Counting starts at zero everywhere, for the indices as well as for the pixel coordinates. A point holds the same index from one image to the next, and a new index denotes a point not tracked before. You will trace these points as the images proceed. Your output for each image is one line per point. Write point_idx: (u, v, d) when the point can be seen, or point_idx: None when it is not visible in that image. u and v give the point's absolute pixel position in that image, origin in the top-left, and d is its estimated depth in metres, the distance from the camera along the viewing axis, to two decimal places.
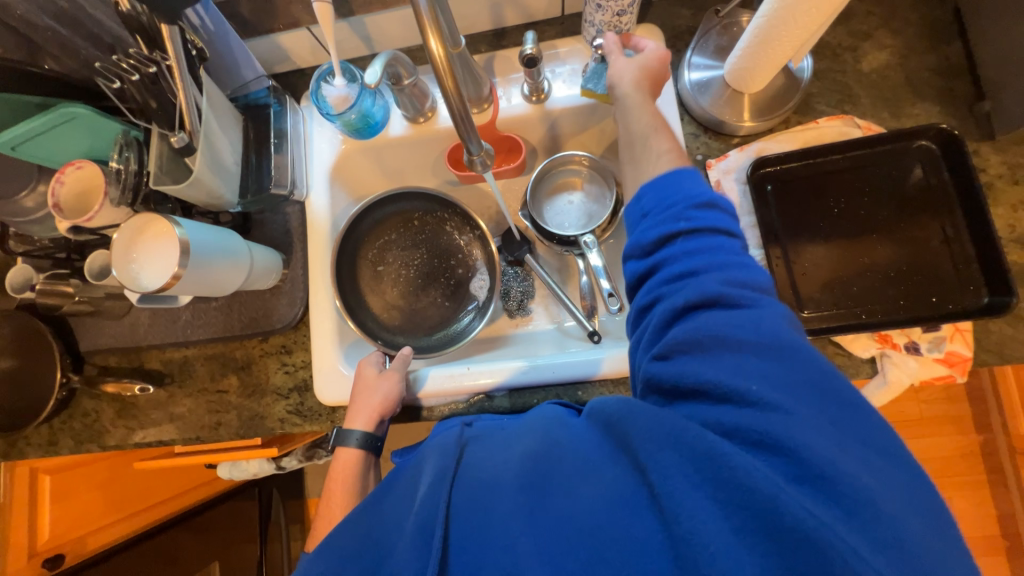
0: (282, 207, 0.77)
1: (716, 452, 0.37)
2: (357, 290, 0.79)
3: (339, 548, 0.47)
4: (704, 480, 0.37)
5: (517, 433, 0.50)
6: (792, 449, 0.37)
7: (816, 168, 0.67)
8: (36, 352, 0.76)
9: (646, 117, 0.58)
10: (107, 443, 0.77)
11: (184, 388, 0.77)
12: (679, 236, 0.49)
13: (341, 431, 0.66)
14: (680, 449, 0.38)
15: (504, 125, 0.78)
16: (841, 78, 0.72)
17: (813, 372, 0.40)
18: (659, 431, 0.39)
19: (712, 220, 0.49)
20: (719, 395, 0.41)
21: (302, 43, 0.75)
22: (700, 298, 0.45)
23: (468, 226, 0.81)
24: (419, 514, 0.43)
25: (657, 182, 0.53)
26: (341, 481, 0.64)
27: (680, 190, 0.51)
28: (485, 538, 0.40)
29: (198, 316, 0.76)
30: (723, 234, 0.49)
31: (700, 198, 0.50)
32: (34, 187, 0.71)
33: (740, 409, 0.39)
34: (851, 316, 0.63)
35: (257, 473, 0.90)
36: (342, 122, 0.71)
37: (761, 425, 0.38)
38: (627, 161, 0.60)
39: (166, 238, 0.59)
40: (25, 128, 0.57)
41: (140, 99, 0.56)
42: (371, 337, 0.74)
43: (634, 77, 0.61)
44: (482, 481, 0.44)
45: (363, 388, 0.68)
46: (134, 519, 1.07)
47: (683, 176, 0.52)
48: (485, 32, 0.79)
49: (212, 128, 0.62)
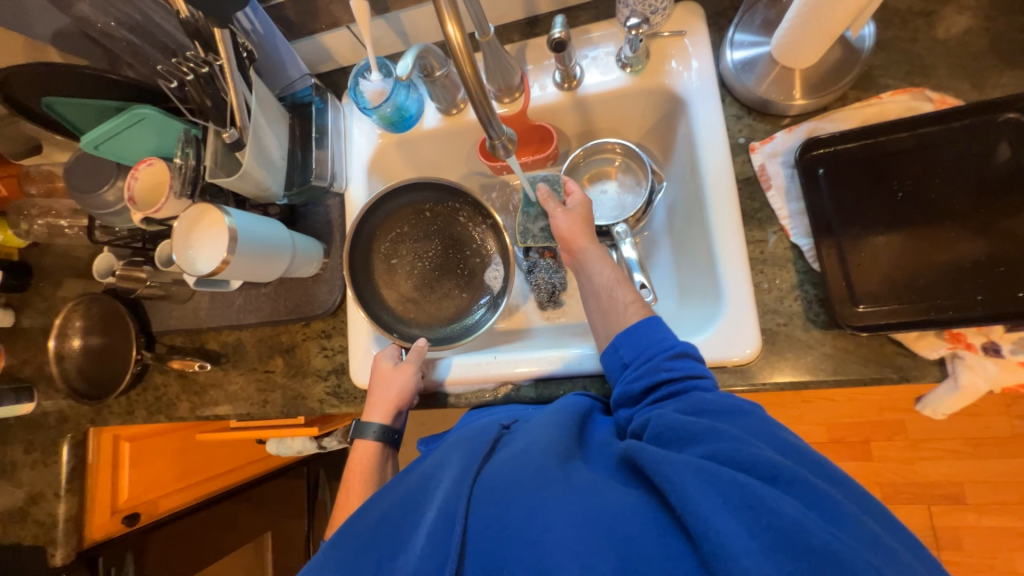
0: (324, 199, 0.82)
1: (740, 484, 0.38)
2: (373, 283, 0.79)
3: (354, 539, 0.47)
4: (731, 505, 0.37)
5: (528, 439, 0.49)
6: (801, 483, 0.38)
7: (873, 149, 0.61)
8: (119, 330, 0.86)
9: (608, 270, 0.66)
10: (173, 414, 0.86)
11: (237, 367, 0.84)
12: (663, 385, 0.53)
13: (359, 424, 0.69)
14: (705, 477, 0.39)
15: (535, 114, 0.77)
16: (910, 47, 0.65)
17: (790, 436, 0.45)
18: (680, 463, 0.40)
19: (693, 366, 0.54)
20: (730, 440, 0.42)
21: (342, 42, 0.78)
22: (690, 407, 0.49)
23: (480, 215, 0.80)
24: (441, 508, 0.43)
25: (630, 333, 0.58)
26: (362, 464, 0.67)
27: (654, 344, 0.57)
28: (505, 539, 0.40)
29: (249, 301, 0.82)
30: (703, 379, 0.53)
31: (673, 348, 0.56)
32: (112, 182, 0.73)
33: (750, 447, 0.41)
34: (914, 313, 0.57)
35: (301, 450, 0.95)
36: (378, 115, 0.74)
37: (767, 461, 0.40)
38: (595, 309, 0.66)
39: (218, 227, 0.64)
40: (105, 129, 0.65)
41: (198, 99, 0.63)
42: (385, 330, 0.74)
43: (576, 232, 0.69)
44: (499, 484, 0.44)
45: (378, 382, 0.69)
46: (195, 487, 1.17)
47: (650, 327, 0.58)
48: (518, 21, 0.78)
49: (260, 124, 0.67)
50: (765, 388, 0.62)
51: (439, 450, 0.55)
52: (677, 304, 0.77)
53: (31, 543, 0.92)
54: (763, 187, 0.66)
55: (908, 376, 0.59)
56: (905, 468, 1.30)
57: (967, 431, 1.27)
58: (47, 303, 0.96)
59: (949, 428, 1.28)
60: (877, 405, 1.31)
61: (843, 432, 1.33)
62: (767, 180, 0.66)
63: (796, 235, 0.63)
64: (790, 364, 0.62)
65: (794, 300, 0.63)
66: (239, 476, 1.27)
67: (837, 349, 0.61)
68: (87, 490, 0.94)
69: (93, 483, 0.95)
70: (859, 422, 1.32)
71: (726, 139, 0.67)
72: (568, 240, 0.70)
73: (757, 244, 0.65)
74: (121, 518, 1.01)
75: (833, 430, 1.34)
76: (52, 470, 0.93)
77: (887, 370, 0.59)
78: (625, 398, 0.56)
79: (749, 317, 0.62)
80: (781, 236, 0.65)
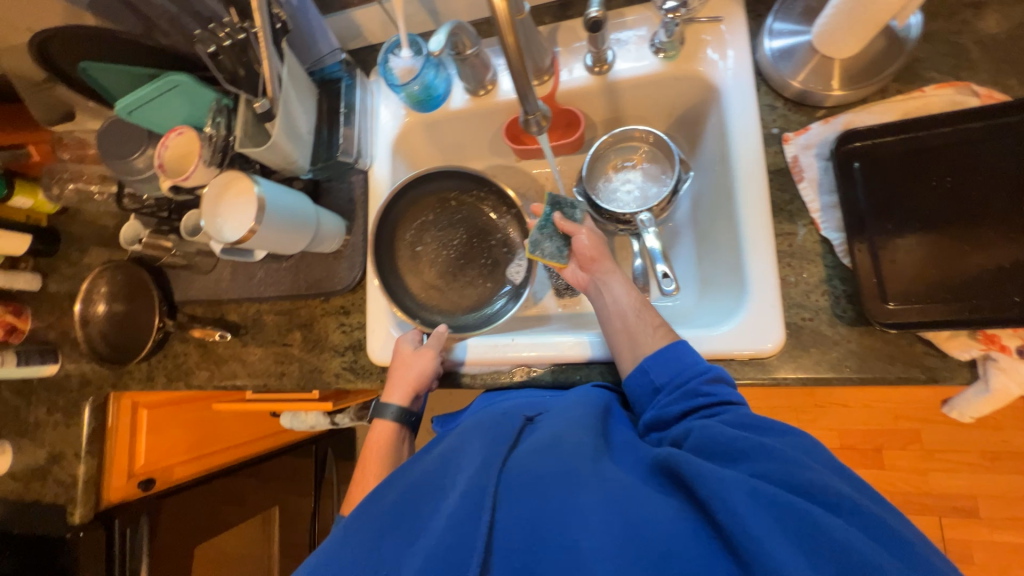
0: (348, 175, 0.82)
1: (800, 511, 0.37)
2: (397, 271, 0.79)
3: (374, 518, 0.47)
4: (788, 530, 0.36)
5: (552, 434, 0.49)
6: (852, 507, 0.38)
7: (913, 143, 0.59)
8: (142, 298, 0.87)
9: (631, 293, 0.66)
10: (191, 382, 0.87)
11: (256, 338, 0.84)
12: (701, 408, 0.53)
13: (378, 403, 0.70)
14: (757, 498, 0.38)
15: (564, 97, 0.76)
16: (957, 39, 0.63)
17: (830, 456, 0.45)
18: (729, 479, 0.39)
19: (731, 392, 0.54)
20: (779, 461, 0.42)
21: (373, 18, 0.78)
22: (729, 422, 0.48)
23: (505, 205, 0.81)
24: (465, 493, 0.43)
25: (661, 355, 0.59)
26: (382, 441, 0.68)
27: (688, 367, 0.57)
28: (536, 538, 0.40)
29: (270, 275, 0.83)
30: (741, 405, 0.52)
31: (709, 372, 0.55)
32: (143, 149, 0.74)
33: (803, 470, 0.41)
34: (947, 312, 0.55)
35: (314, 425, 0.97)
36: (406, 93, 0.73)
37: (819, 486, 0.39)
38: (615, 332, 0.65)
39: (246, 196, 0.65)
40: (139, 95, 0.66)
41: (231, 69, 0.64)
42: (409, 316, 0.75)
43: (598, 252, 0.70)
44: (531, 480, 0.44)
45: (397, 366, 0.70)
46: (198, 461, 1.17)
47: (680, 350, 0.58)
48: (550, 2, 0.77)
49: (290, 96, 0.68)
50: (786, 382, 0.62)
51: (455, 433, 0.56)
52: (697, 297, 0.76)
53: (52, 500, 0.95)
54: (795, 180, 0.64)
55: (936, 377, 0.57)
56: (917, 479, 1.28)
57: (984, 444, 1.25)
58: (73, 269, 0.98)
59: (965, 441, 1.26)
60: (891, 413, 1.29)
61: (855, 439, 1.31)
62: (800, 172, 0.64)
63: (826, 229, 0.62)
64: (814, 360, 0.61)
65: (821, 295, 0.62)
66: (250, 450, 1.29)
67: (863, 346, 0.60)
68: (106, 454, 0.96)
69: (111, 448, 0.97)
70: (872, 430, 1.30)
71: (759, 129, 0.66)
72: (591, 262, 0.70)
73: (786, 237, 0.64)
74: (137, 482, 1.03)
75: (845, 437, 1.32)
76: (73, 431, 0.96)
77: (914, 370, 0.58)
78: (656, 421, 0.55)
79: (774, 310, 0.61)
80: (811, 229, 0.64)
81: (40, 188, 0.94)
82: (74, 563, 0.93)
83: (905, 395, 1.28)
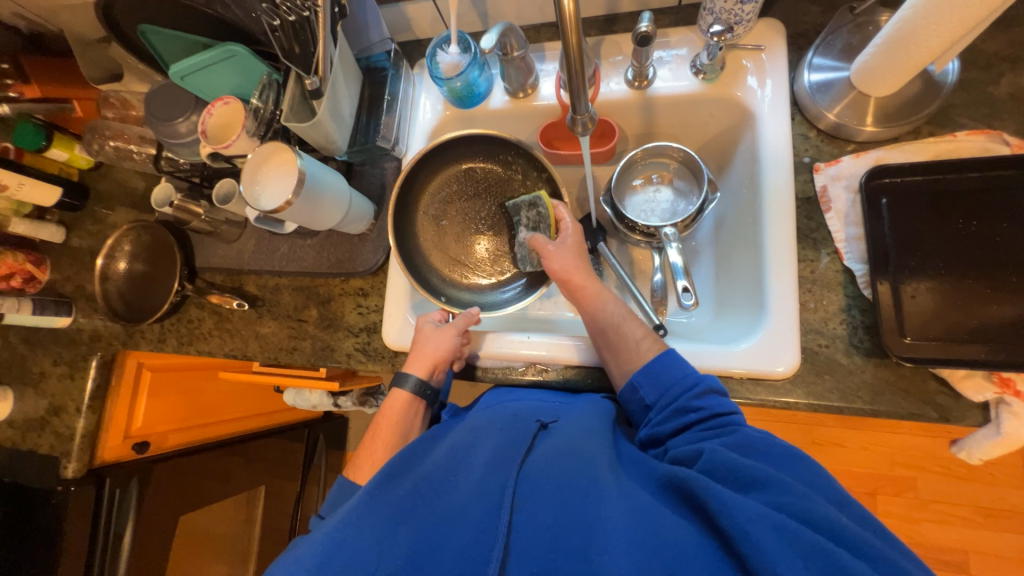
0: (381, 162, 0.83)
1: (824, 550, 0.36)
2: (421, 244, 0.81)
3: (386, 503, 0.47)
4: (810, 567, 0.36)
5: (567, 442, 0.50)
6: (869, 549, 0.38)
7: (941, 185, 0.61)
8: (164, 260, 0.88)
9: (615, 308, 0.67)
10: (202, 348, 0.87)
11: (271, 312, 0.85)
12: (694, 423, 0.53)
13: (399, 373, 0.70)
14: (783, 533, 0.37)
15: (601, 107, 0.78)
16: (991, 90, 0.65)
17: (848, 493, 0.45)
18: (751, 509, 0.39)
19: (723, 403, 0.54)
20: (796, 492, 0.41)
21: (425, 14, 0.81)
22: (736, 446, 0.49)
23: (535, 169, 0.79)
24: (486, 497, 0.45)
25: (649, 370, 0.59)
26: (395, 414, 0.69)
27: (678, 381, 0.57)
28: (556, 547, 0.41)
29: (294, 250, 0.84)
30: (734, 416, 0.53)
31: (699, 385, 0.56)
32: (187, 115, 0.76)
33: (823, 508, 0.40)
34: (964, 351, 0.56)
35: (316, 404, 1.00)
36: (449, 88, 0.75)
37: (841, 527, 0.39)
38: (606, 349, 0.65)
39: (288, 167, 0.67)
40: (194, 61, 0.67)
41: (286, 45, 0.66)
42: (435, 293, 0.76)
43: (573, 270, 0.70)
44: (547, 488, 0.45)
45: (421, 338, 0.71)
46: (189, 431, 1.17)
47: (670, 361, 0.59)
48: (596, 17, 0.80)
49: (338, 79, 0.70)
50: (797, 406, 0.62)
51: (462, 429, 0.57)
52: (714, 316, 0.77)
53: (47, 452, 0.94)
54: (822, 209, 0.66)
55: (947, 416, 0.58)
56: (908, 527, 1.27)
57: (981, 500, 1.23)
58: (98, 227, 0.99)
59: (961, 495, 1.24)
60: (889, 458, 1.28)
61: (850, 481, 1.30)
62: (828, 203, 0.66)
63: (850, 259, 0.63)
64: (827, 387, 0.61)
65: (839, 324, 0.63)
66: (242, 426, 1.30)
67: (876, 378, 0.60)
68: (108, 411, 0.97)
69: (112, 405, 0.98)
70: (868, 473, 1.29)
71: (791, 157, 0.68)
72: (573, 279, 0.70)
73: (808, 263, 0.65)
74: (131, 444, 1.04)
75: (840, 477, 1.30)
76: (76, 386, 0.95)
77: (928, 408, 0.58)
78: (651, 438, 0.56)
79: (791, 333, 0.62)
80: (834, 259, 0.65)
81: (77, 144, 0.95)
82: (61, 518, 0.92)
83: (904, 441, 1.27)
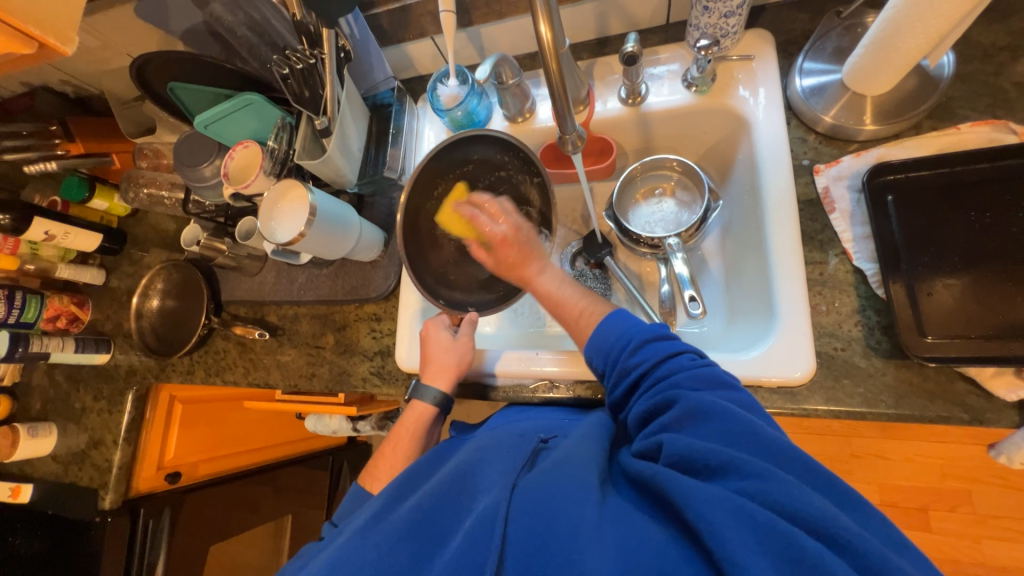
0: (390, 191, 0.87)
1: (787, 537, 0.36)
2: (422, 246, 0.75)
3: (389, 526, 0.47)
4: (774, 556, 0.36)
5: (563, 454, 0.49)
6: (811, 519, 0.37)
7: (948, 178, 0.59)
8: (192, 295, 0.93)
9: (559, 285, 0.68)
10: (227, 378, 0.91)
11: (291, 340, 0.88)
12: (642, 379, 0.54)
13: (418, 386, 0.71)
14: (745, 521, 0.37)
15: (598, 126, 0.80)
16: (993, 81, 0.64)
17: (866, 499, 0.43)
18: (712, 496, 0.39)
19: (660, 350, 0.54)
20: (749, 469, 0.41)
21: (425, 52, 0.86)
22: (682, 415, 0.48)
23: (528, 171, 0.75)
24: (481, 510, 0.45)
25: (596, 342, 0.59)
26: (415, 425, 0.70)
27: (615, 343, 0.57)
28: (543, 551, 0.41)
29: (310, 280, 0.88)
30: (670, 367, 0.52)
31: (633, 340, 0.56)
32: (211, 160, 0.82)
33: (788, 488, 0.39)
34: (990, 348, 0.54)
35: (336, 429, 1.05)
36: (450, 118, 0.79)
37: (787, 497, 0.39)
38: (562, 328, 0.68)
39: (300, 202, 0.71)
40: (216, 111, 0.73)
41: (297, 90, 0.70)
42: (432, 296, 0.72)
43: (513, 259, 0.70)
44: (540, 497, 0.44)
45: (439, 350, 0.72)
46: (215, 461, 1.21)
47: (610, 324, 0.58)
48: (588, 41, 0.83)
49: (346, 117, 0.75)
50: (817, 414, 0.60)
51: (471, 447, 0.57)
52: (726, 324, 0.76)
53: (87, 483, 0.99)
54: (827, 210, 0.65)
55: (980, 418, 0.55)
56: (967, 545, 1.17)
57: None
58: (134, 267, 1.06)
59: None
60: (938, 470, 1.19)
61: (897, 496, 1.22)
62: (832, 203, 0.65)
63: (860, 259, 0.62)
64: (847, 392, 0.59)
65: (854, 325, 0.61)
66: (266, 456, 1.33)
67: (899, 380, 0.58)
68: (141, 443, 1.01)
69: (145, 437, 1.02)
70: (917, 487, 1.21)
71: (790, 162, 0.67)
72: (511, 266, 0.70)
73: (817, 266, 0.64)
74: (164, 475, 1.08)
75: (885, 492, 1.23)
76: (113, 419, 0.99)
77: (958, 410, 0.56)
78: (616, 404, 0.58)
79: (804, 335, 0.61)
80: (843, 259, 0.63)
81: (116, 193, 1.03)
82: (99, 548, 0.95)
83: (953, 451, 1.18)
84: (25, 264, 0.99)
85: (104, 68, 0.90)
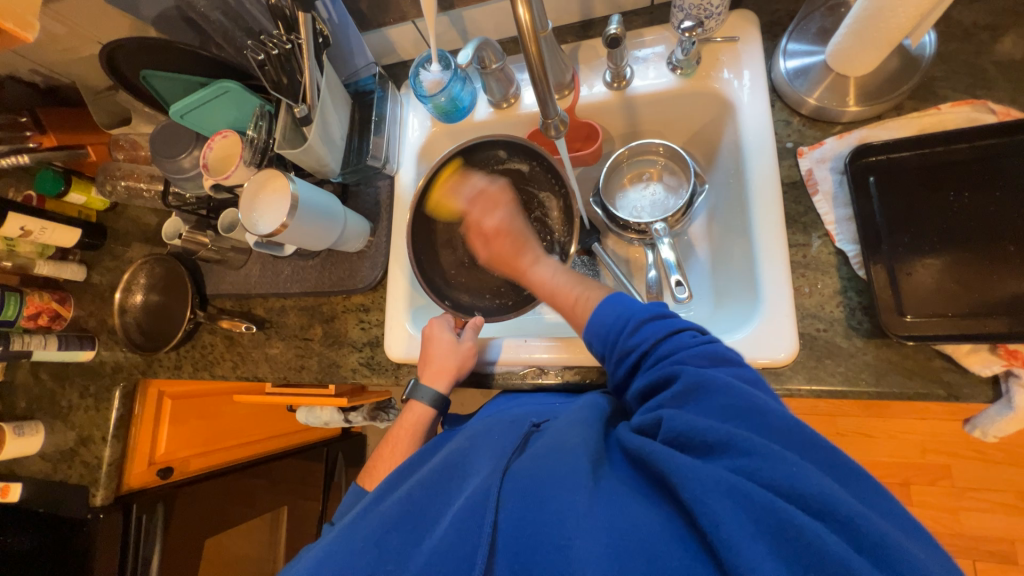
0: (375, 180, 0.86)
1: (779, 513, 0.37)
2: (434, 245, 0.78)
3: (378, 518, 0.48)
4: (764, 530, 0.37)
5: (553, 440, 0.49)
6: (808, 495, 0.38)
7: (929, 158, 0.60)
8: (176, 289, 0.91)
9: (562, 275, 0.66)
10: (216, 372, 0.91)
11: (279, 333, 0.88)
12: (644, 358, 0.54)
13: (416, 386, 0.72)
14: (738, 500, 0.38)
15: (583, 111, 0.79)
16: (975, 61, 0.64)
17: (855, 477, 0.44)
18: (705, 476, 0.40)
19: (660, 328, 0.54)
20: (746, 446, 0.42)
21: (406, 36, 0.84)
22: (683, 392, 0.48)
23: (553, 182, 0.76)
24: (471, 495, 0.45)
25: (594, 326, 0.58)
26: (415, 425, 0.70)
27: (613, 325, 0.56)
28: (534, 538, 0.41)
29: (296, 272, 0.87)
30: (666, 346, 0.53)
31: (632, 320, 0.55)
32: (190, 151, 0.80)
33: (786, 466, 0.40)
34: (967, 325, 0.55)
35: (328, 421, 1.04)
36: (433, 105, 0.78)
37: (784, 474, 0.39)
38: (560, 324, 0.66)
39: (281, 194, 0.70)
40: (191, 99, 0.71)
41: (275, 78, 0.69)
42: (438, 295, 0.74)
43: (510, 254, 0.70)
44: (532, 484, 0.44)
45: (441, 352, 0.71)
46: (208, 456, 1.21)
47: (609, 304, 0.58)
48: (573, 24, 0.81)
49: (326, 105, 0.73)
50: (799, 393, 0.61)
51: (461, 437, 0.57)
52: (713, 308, 0.76)
53: (77, 481, 0.98)
54: (809, 192, 0.65)
55: (956, 394, 0.57)
56: (947, 518, 1.21)
57: None
58: (115, 262, 1.04)
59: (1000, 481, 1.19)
60: (919, 446, 1.23)
61: (879, 472, 1.25)
62: (815, 185, 0.65)
63: (842, 241, 0.62)
64: (829, 371, 0.60)
65: (836, 306, 0.62)
66: (257, 450, 1.33)
67: (879, 359, 0.59)
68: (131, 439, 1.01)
69: (135, 433, 1.01)
70: (900, 463, 1.24)
71: (774, 142, 0.68)
72: (506, 260, 0.71)
73: (800, 248, 0.65)
74: (156, 470, 1.08)
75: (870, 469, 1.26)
76: (101, 416, 0.98)
77: (935, 386, 0.57)
78: (616, 384, 0.58)
79: (787, 317, 0.61)
80: (825, 241, 0.64)
81: (93, 186, 1.00)
82: (93, 544, 0.95)
83: (934, 428, 1.22)
84: (2, 261, 0.97)
85: (75, 56, 0.87)
